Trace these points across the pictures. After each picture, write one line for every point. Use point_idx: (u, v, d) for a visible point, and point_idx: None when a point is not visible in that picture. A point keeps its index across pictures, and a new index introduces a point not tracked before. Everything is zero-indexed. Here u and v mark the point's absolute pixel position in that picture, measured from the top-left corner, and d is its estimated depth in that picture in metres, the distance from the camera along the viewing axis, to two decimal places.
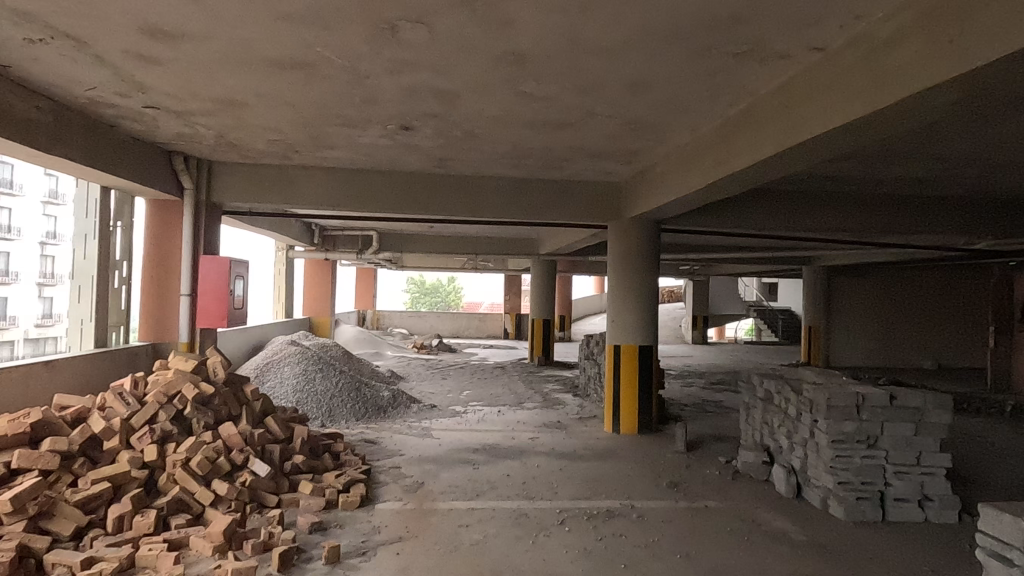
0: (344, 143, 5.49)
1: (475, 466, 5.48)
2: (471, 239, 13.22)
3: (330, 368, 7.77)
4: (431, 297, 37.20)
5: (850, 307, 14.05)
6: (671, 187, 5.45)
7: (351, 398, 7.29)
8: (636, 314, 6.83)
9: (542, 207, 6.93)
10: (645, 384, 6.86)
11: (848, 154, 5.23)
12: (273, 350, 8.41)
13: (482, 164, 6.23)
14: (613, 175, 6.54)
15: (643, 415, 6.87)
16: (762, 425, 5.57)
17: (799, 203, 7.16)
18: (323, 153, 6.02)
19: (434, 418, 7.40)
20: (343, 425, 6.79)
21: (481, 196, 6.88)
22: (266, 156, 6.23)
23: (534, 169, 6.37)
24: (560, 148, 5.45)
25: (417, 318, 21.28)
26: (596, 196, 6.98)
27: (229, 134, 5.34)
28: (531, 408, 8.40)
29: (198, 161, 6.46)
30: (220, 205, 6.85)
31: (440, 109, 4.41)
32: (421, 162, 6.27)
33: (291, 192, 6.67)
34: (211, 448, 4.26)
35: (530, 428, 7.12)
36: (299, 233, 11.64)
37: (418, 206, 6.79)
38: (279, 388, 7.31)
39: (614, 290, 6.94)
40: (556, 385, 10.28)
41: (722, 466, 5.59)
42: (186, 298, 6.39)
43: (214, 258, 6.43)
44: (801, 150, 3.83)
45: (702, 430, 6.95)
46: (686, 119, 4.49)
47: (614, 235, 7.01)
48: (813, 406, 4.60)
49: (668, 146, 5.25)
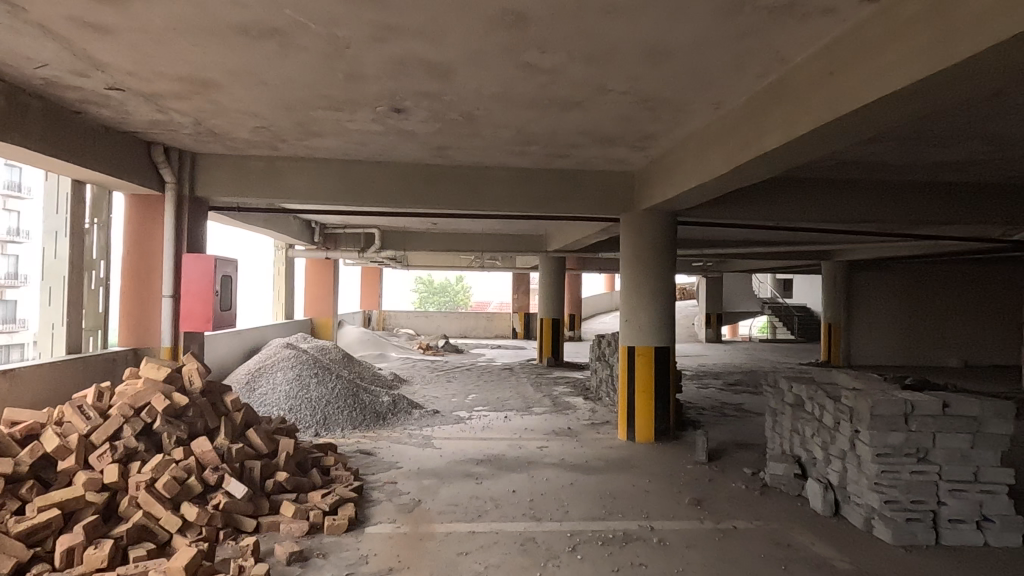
0: (333, 129, 5.04)
1: (478, 481, 5.02)
2: (476, 236, 12.78)
3: (325, 373, 7.31)
4: (439, 296, 36.80)
5: (872, 303, 13.51)
6: (690, 174, 4.98)
7: (348, 405, 6.85)
8: (652, 313, 6.35)
9: (549, 199, 6.46)
10: (662, 388, 6.37)
11: (886, 133, 4.73)
12: (267, 354, 7.96)
13: (484, 152, 5.76)
14: (626, 163, 6.06)
15: (660, 422, 6.39)
16: (793, 434, 5.08)
17: (826, 192, 6.65)
18: (313, 143, 5.58)
19: (436, 426, 6.93)
20: (338, 435, 6.33)
21: (485, 187, 6.41)
22: (251, 146, 5.79)
23: (540, 157, 5.90)
24: (568, 133, 4.98)
25: (424, 318, 20.86)
26: (607, 187, 6.50)
27: (208, 121, 4.90)
28: (540, 413, 7.92)
29: (179, 153, 6.03)
30: (206, 199, 6.42)
31: (434, 87, 3.95)
32: (418, 152, 5.81)
33: (281, 185, 6.23)
34: (181, 467, 3.82)
35: (539, 436, 6.66)
36: (298, 231, 11.23)
37: (415, 200, 6.34)
38: (270, 395, 6.86)
39: (628, 287, 6.46)
40: (566, 388, 9.79)
41: (749, 479, 5.11)
42: (168, 300, 5.96)
43: (199, 258, 5.94)
44: (845, 125, 3.34)
45: (723, 438, 6.46)
46: (709, 94, 4.01)
47: (627, 229, 6.53)
48: (854, 415, 4.11)
49: (687, 128, 4.77)
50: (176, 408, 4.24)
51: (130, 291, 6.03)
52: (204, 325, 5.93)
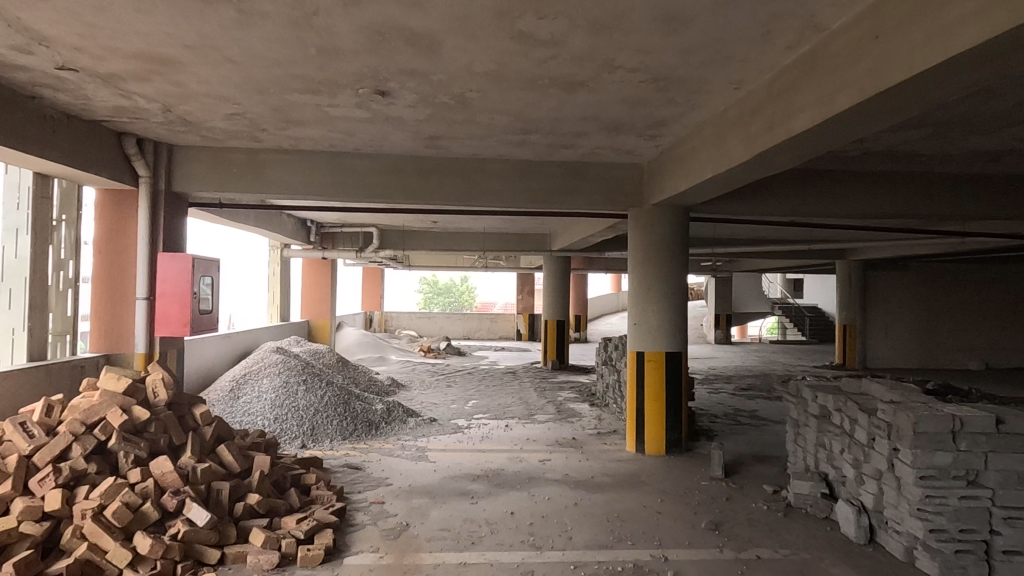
0: (315, 116, 4.61)
1: (474, 500, 4.58)
2: (478, 235, 12.38)
3: (315, 380, 6.89)
4: (443, 297, 36.42)
5: (888, 304, 13.03)
6: (707, 163, 4.54)
7: (338, 415, 6.42)
8: (662, 316, 5.91)
9: (551, 193, 6.01)
10: (673, 397, 5.92)
11: (923, 116, 4.27)
12: (255, 359, 7.53)
13: (481, 143, 5.33)
14: (634, 154, 5.62)
15: (672, 433, 5.92)
16: (819, 449, 4.63)
17: (848, 185, 6.20)
18: (295, 132, 5.16)
19: (431, 436, 6.49)
20: (326, 447, 5.91)
21: (483, 181, 5.98)
22: (230, 137, 5.38)
23: (541, 148, 5.47)
24: (571, 118, 4.54)
25: (426, 320, 20.44)
26: (614, 181, 6.06)
27: (178, 108, 4.49)
28: (543, 421, 7.48)
29: (154, 144, 5.62)
30: (184, 194, 6.01)
31: (420, 64, 3.53)
32: (410, 142, 5.38)
33: (263, 180, 5.80)
34: (137, 492, 3.42)
35: (541, 447, 6.21)
36: (293, 230, 10.83)
37: (408, 195, 5.91)
38: (255, 403, 6.43)
39: (636, 288, 6.02)
40: (572, 393, 9.34)
41: (770, 499, 4.66)
42: (142, 302, 5.57)
43: (175, 256, 5.54)
44: (890, 102, 2.89)
45: (739, 449, 6.01)
46: (729, 70, 3.56)
47: (635, 225, 6.09)
48: (893, 431, 3.67)
49: (702, 112, 4.33)
50: (136, 424, 3.83)
51: (101, 292, 5.62)
52: (181, 329, 5.53)
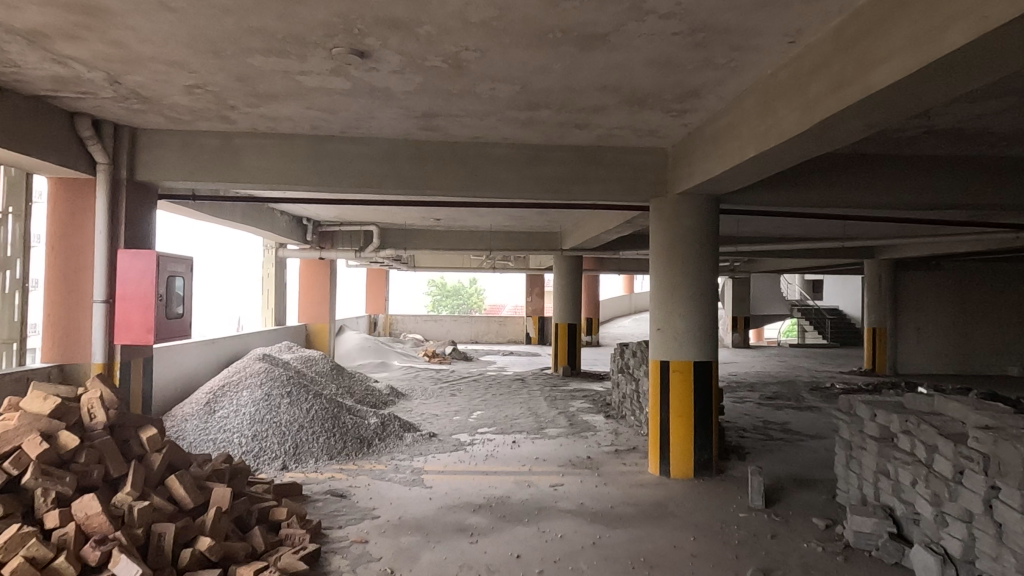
0: (287, 87, 3.94)
1: (474, 539, 3.89)
2: (484, 234, 11.77)
3: (301, 392, 6.22)
4: (451, 299, 35.77)
5: (920, 305, 12.29)
6: (749, 140, 3.82)
7: (325, 433, 5.75)
8: (689, 320, 5.20)
9: (564, 182, 5.32)
10: (703, 414, 5.20)
11: (1011, 79, 3.55)
12: (237, 366, 6.85)
13: (481, 122, 4.65)
14: (657, 135, 4.92)
15: (701, 453, 5.20)
16: (882, 478, 3.91)
17: (898, 171, 5.48)
18: (270, 110, 4.50)
19: (429, 455, 5.81)
20: (309, 469, 5.23)
21: (485, 167, 5.29)
22: (197, 117, 4.72)
23: (551, 128, 4.77)
24: (588, 87, 3.85)
25: (433, 322, 19.79)
26: (635, 168, 5.36)
27: (127, 78, 3.84)
28: (554, 436, 6.78)
29: (114, 126, 4.97)
30: (151, 183, 5.35)
31: (401, 10, 2.84)
32: (402, 122, 4.71)
33: (237, 167, 5.15)
34: (50, 542, 2.77)
35: (552, 468, 5.51)
36: (288, 228, 10.22)
37: (402, 184, 5.24)
38: (231, 417, 5.75)
39: (659, 288, 5.33)
40: (585, 404, 8.62)
41: (823, 537, 3.94)
42: (100, 305, 4.93)
43: (137, 254, 4.90)
44: (1014, 38, 2.18)
45: (778, 471, 5.29)
46: (787, 16, 2.86)
47: (659, 218, 5.38)
48: (992, 465, 2.97)
49: (745, 77, 3.63)
50: (62, 454, 3.17)
51: (56, 294, 4.98)
52: (144, 335, 4.88)
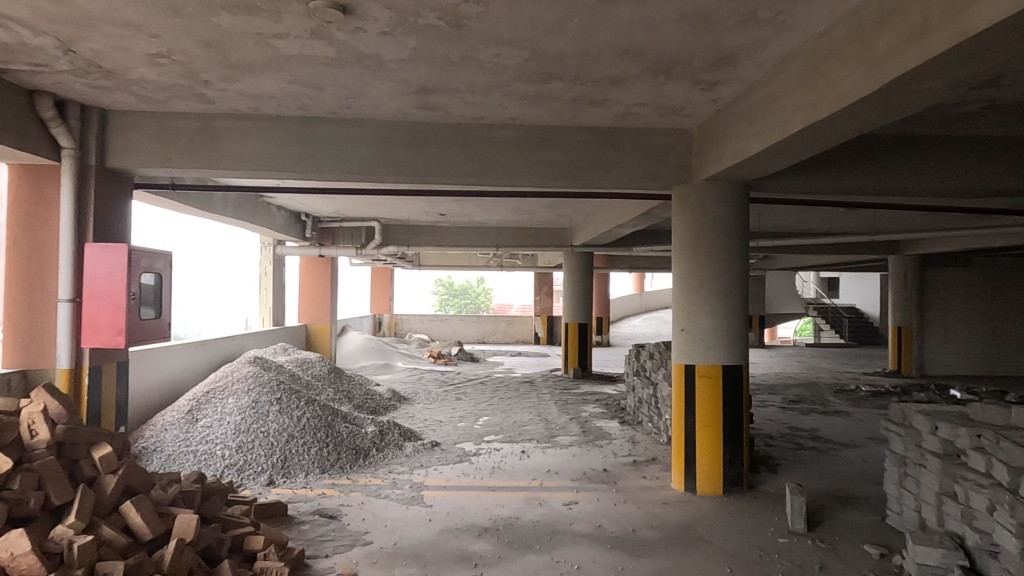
0: (263, 55, 3.46)
1: (478, 571, 3.39)
2: (491, 229, 11.28)
3: (293, 399, 5.74)
4: (459, 299, 35.30)
5: (947, 303, 11.73)
6: (794, 111, 3.31)
7: (316, 445, 5.27)
8: (717, 320, 4.69)
9: (577, 167, 4.82)
10: (733, 424, 4.68)
11: None
12: (225, 369, 6.36)
13: (486, 99, 4.16)
14: (682, 113, 4.42)
15: (731, 468, 4.69)
16: (947, 501, 3.41)
17: (946, 154, 4.95)
18: (249, 86, 4.02)
19: (431, 467, 5.32)
20: (298, 487, 4.75)
21: (490, 152, 4.80)
22: (171, 95, 4.25)
23: (563, 106, 4.28)
24: (607, 52, 3.35)
25: (438, 322, 19.30)
26: (655, 151, 4.85)
27: (80, 46, 3.37)
28: (566, 445, 6.27)
29: (81, 108, 4.49)
30: (124, 171, 4.88)
31: None
32: (396, 99, 4.22)
33: (217, 152, 4.67)
34: None
35: (565, 483, 5.00)
36: (285, 224, 9.76)
37: (398, 171, 4.75)
38: (215, 426, 5.26)
39: (682, 285, 4.82)
40: (598, 408, 8.12)
41: (880, 569, 3.42)
42: (65, 304, 4.44)
43: (107, 248, 4.45)
44: None
45: (817, 487, 4.77)
46: None
47: (683, 207, 4.87)
48: None
49: (790, 37, 3.12)
50: None
51: (18, 295, 4.51)
52: (114, 338, 4.43)
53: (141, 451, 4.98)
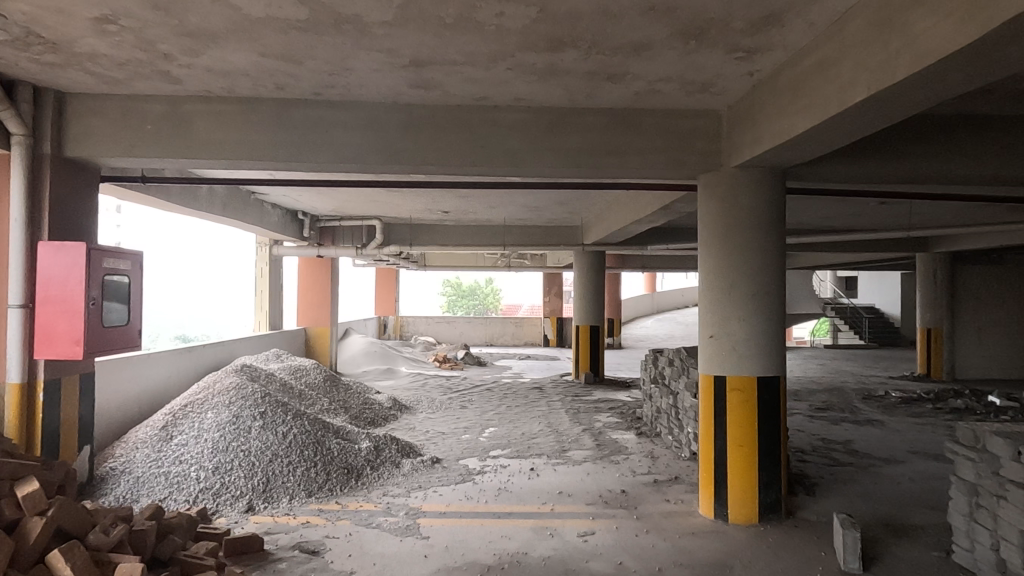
0: (224, 18, 2.95)
1: None
2: (497, 228, 10.76)
3: (278, 413, 5.24)
4: (467, 300, 34.81)
5: (979, 303, 11.15)
6: (855, 78, 2.77)
7: (302, 467, 4.74)
8: (751, 325, 4.14)
9: (592, 154, 4.28)
10: (770, 443, 4.13)
11: None
12: (208, 378, 5.87)
13: (488, 74, 3.64)
14: (712, 90, 3.88)
15: (767, 493, 4.14)
16: None
17: (1008, 136, 4.37)
18: (216, 60, 3.51)
19: (430, 489, 4.80)
20: (279, 514, 4.24)
21: (494, 137, 4.27)
22: (131, 73, 3.75)
23: (576, 82, 3.75)
24: (630, 10, 2.82)
25: (445, 324, 18.78)
26: (679, 135, 4.31)
27: (9, 8, 2.87)
28: (579, 460, 5.73)
29: (33, 89, 4.00)
30: (86, 162, 4.39)
31: None
32: (385, 75, 3.70)
33: (187, 138, 4.17)
34: None
35: (580, 508, 4.46)
36: (281, 223, 9.27)
37: (390, 159, 4.23)
38: (191, 445, 4.75)
39: (711, 286, 4.29)
40: (612, 418, 7.58)
41: None
42: (16, 311, 3.96)
43: (62, 246, 3.95)
44: None
45: (866, 514, 4.21)
46: None
47: (711, 199, 4.32)
48: None
49: None
50: None
51: None
52: (72, 348, 3.92)
53: (107, 473, 4.48)
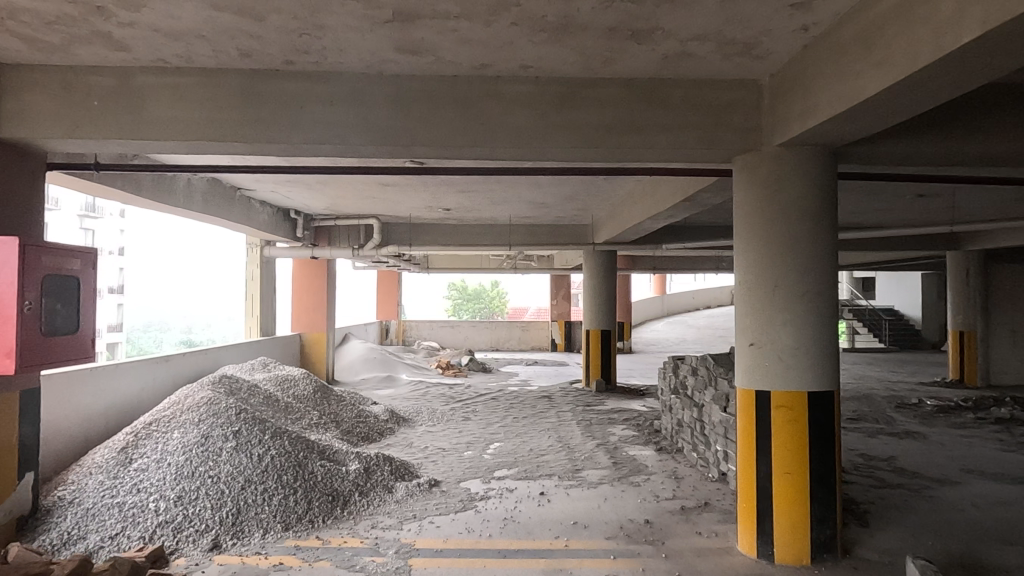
0: None
1: None
2: (502, 227, 10.19)
3: (255, 431, 4.64)
4: (473, 303, 34.06)
5: (1013, 303, 10.49)
6: (959, 14, 2.16)
7: (277, 496, 4.13)
8: (800, 331, 3.52)
9: (611, 132, 3.67)
10: (823, 470, 3.51)
11: None
12: (181, 392, 5.28)
13: (489, 32, 3.04)
14: (755, 51, 3.27)
15: (820, 528, 3.51)
16: None
17: None
18: (163, 17, 2.94)
19: (426, 519, 4.18)
20: (247, 554, 3.62)
21: (496, 112, 3.66)
22: (65, 36, 3.17)
23: (593, 41, 3.14)
24: None
25: (449, 328, 18.15)
26: (714, 109, 3.70)
27: None
28: (594, 482, 5.10)
29: None
30: (25, 146, 3.80)
31: None
32: (367, 35, 3.10)
33: (139, 116, 3.59)
34: None
35: (598, 543, 3.84)
36: (272, 222, 8.71)
37: (375, 139, 3.63)
38: (152, 471, 4.16)
39: (750, 284, 3.68)
40: (628, 431, 6.95)
41: None
42: None
43: None
44: None
45: (936, 554, 3.57)
46: None
47: (750, 183, 3.71)
48: None
49: None
50: None
51: None
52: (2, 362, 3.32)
53: (54, 505, 3.89)
